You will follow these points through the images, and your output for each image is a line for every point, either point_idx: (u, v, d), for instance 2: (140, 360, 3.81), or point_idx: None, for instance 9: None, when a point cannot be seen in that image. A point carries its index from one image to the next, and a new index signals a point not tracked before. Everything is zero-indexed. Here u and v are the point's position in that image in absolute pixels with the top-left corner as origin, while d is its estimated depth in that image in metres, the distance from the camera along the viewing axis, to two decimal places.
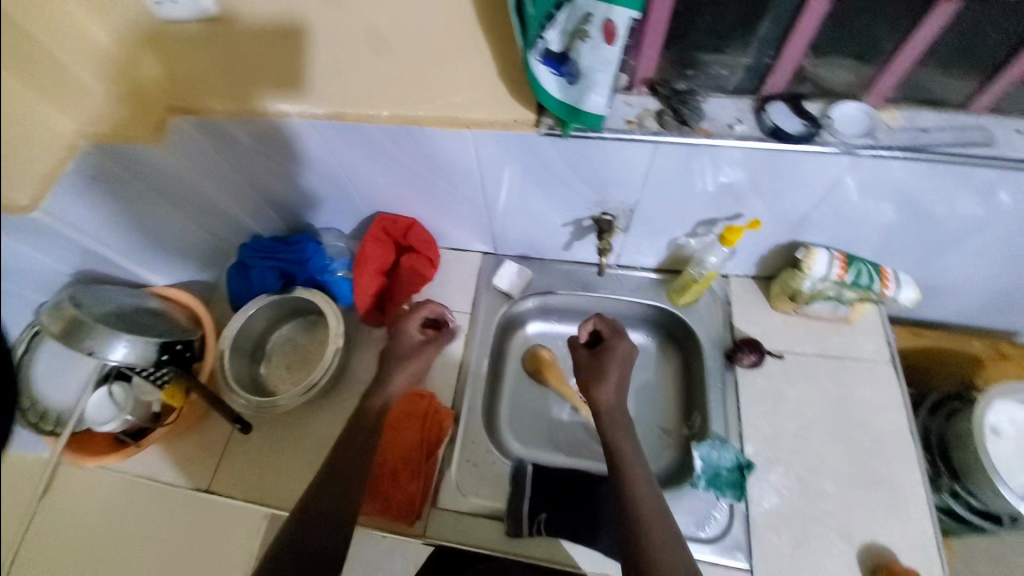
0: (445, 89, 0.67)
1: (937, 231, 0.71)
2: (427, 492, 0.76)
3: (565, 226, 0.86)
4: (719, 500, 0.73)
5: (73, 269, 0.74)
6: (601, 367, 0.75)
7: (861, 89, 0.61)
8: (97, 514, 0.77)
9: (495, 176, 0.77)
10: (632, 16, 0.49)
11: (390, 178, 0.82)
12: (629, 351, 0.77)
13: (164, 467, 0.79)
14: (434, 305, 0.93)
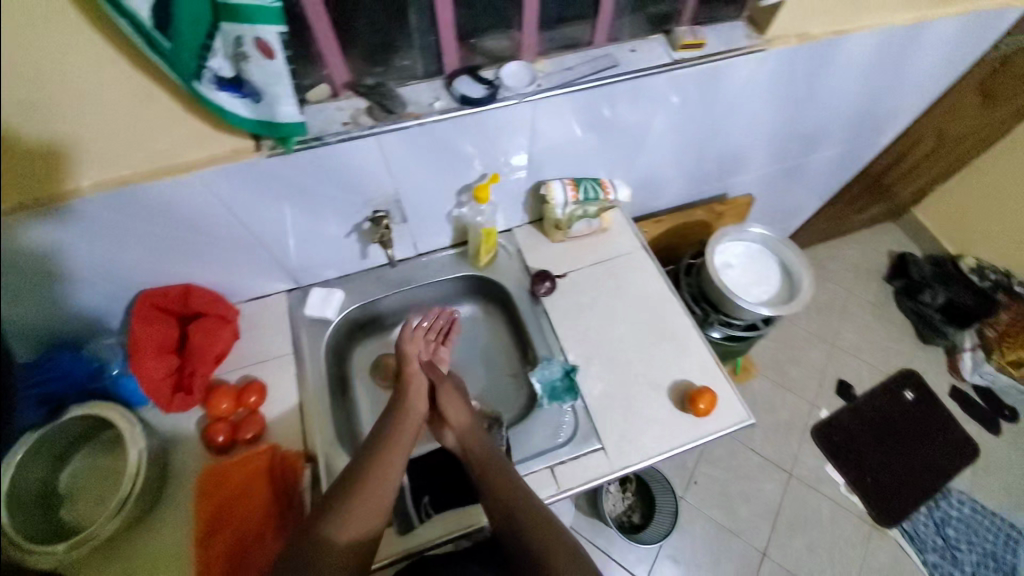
0: (149, 139, 0.65)
1: (626, 138, 0.92)
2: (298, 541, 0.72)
3: (350, 236, 0.89)
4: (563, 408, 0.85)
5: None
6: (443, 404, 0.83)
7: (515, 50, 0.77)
8: None
9: (250, 210, 0.77)
10: (278, 31, 0.54)
11: (139, 248, 0.76)
12: (459, 382, 0.87)
13: None
14: (251, 360, 0.88)
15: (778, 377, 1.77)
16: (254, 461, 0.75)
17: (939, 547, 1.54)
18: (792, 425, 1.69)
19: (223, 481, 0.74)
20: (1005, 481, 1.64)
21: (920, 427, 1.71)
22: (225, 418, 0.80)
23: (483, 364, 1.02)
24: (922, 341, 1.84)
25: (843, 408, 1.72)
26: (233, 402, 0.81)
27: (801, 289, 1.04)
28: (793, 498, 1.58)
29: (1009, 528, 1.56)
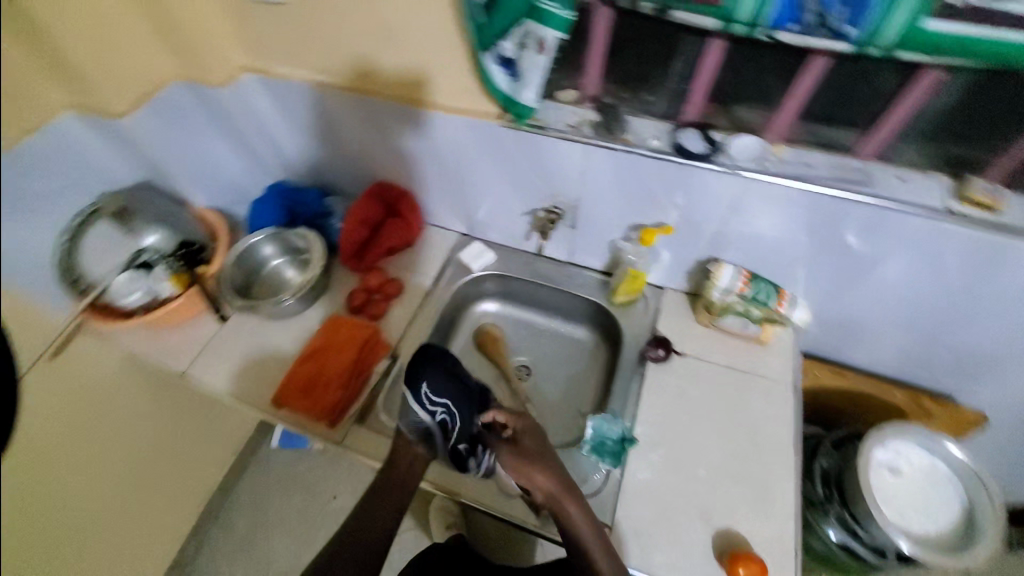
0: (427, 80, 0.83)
1: (838, 262, 0.80)
2: (350, 403, 0.88)
3: (524, 215, 0.99)
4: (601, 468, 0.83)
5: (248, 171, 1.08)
6: (527, 446, 0.78)
7: (761, 127, 0.74)
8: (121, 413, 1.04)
9: (466, 159, 0.92)
10: (559, 36, 0.65)
11: (391, 150, 0.98)
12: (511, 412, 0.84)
13: (173, 355, 0.95)
14: (406, 267, 1.07)
15: None
16: (362, 329, 0.94)
17: None
18: None
19: (336, 331, 0.95)
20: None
21: None
22: (367, 292, 1.00)
23: (566, 385, 1.03)
24: None
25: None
26: (377, 284, 1.01)
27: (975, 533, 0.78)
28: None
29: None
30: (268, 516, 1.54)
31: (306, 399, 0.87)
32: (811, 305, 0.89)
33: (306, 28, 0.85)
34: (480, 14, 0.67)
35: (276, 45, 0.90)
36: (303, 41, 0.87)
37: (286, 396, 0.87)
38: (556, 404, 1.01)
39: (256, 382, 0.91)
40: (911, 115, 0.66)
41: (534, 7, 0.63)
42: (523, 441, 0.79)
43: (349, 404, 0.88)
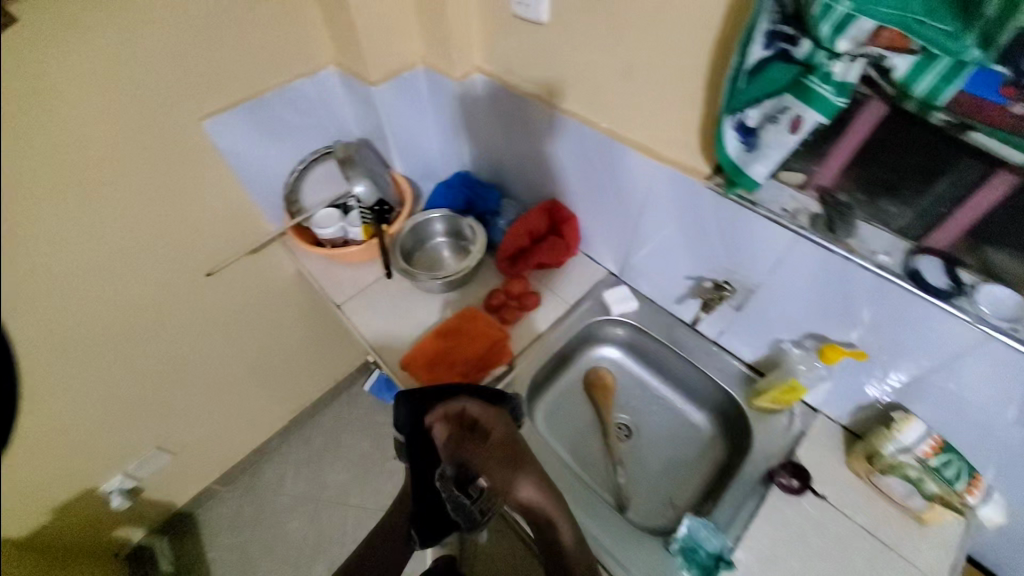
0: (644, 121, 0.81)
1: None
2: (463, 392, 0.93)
3: (687, 280, 0.93)
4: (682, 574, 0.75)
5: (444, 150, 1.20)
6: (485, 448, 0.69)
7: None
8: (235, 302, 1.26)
9: (652, 205, 0.88)
10: (820, 120, 0.59)
11: (578, 175, 0.99)
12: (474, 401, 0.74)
13: (336, 288, 1.10)
14: (547, 285, 1.07)
15: None
16: (496, 330, 0.99)
17: None
18: None
19: (473, 322, 1.01)
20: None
21: None
22: (506, 298, 1.03)
23: (662, 466, 0.93)
24: None
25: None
26: (518, 294, 1.03)
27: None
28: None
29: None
30: (341, 448, 1.74)
31: (427, 371, 0.95)
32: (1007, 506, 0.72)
33: (541, 52, 0.90)
34: (743, 80, 0.62)
35: (508, 59, 0.98)
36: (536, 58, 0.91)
37: (413, 361, 0.96)
38: (646, 482, 0.91)
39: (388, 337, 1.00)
40: None
41: (801, 85, 0.58)
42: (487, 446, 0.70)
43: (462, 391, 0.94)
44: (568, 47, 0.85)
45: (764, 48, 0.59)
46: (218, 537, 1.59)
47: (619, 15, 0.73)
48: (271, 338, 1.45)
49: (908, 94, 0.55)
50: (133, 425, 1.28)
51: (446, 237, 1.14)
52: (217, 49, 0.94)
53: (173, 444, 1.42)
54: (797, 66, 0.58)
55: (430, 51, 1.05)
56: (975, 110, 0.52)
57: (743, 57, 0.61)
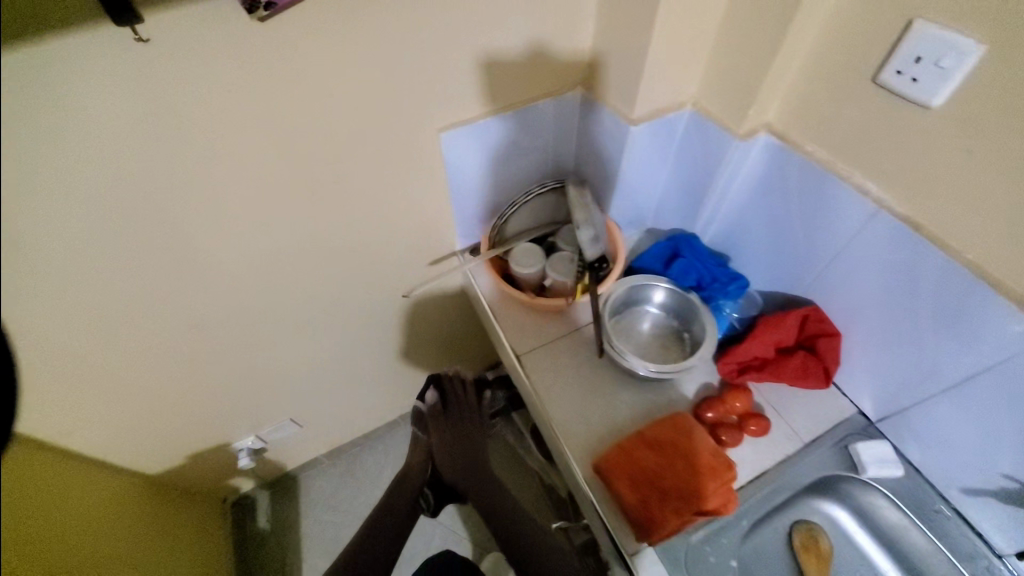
0: None
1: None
2: (669, 534, 0.72)
3: (1005, 481, 0.71)
4: None
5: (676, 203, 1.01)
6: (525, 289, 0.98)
7: None
8: (400, 307, 1.23)
9: (1001, 382, 0.65)
10: None
11: (876, 296, 0.76)
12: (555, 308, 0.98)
13: (514, 331, 0.98)
14: (782, 411, 0.85)
15: None
16: (719, 455, 0.76)
17: None
18: None
19: (691, 439, 0.78)
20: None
21: None
22: (730, 413, 0.82)
23: None
24: None
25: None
26: (746, 413, 0.83)
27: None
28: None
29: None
30: None
31: (628, 485, 0.75)
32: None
33: (898, 140, 0.67)
34: None
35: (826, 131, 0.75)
36: (880, 141, 0.69)
37: (611, 467, 0.77)
38: None
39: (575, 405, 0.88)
40: None
41: None
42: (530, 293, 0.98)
43: (668, 533, 0.72)
44: (958, 148, 0.61)
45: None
46: (315, 510, 1.62)
47: None
48: (416, 343, 1.39)
49: None
50: (278, 398, 1.29)
51: (656, 310, 0.98)
52: (478, 55, 0.81)
53: (303, 418, 1.44)
54: None
55: (709, 95, 0.85)
56: None
57: None
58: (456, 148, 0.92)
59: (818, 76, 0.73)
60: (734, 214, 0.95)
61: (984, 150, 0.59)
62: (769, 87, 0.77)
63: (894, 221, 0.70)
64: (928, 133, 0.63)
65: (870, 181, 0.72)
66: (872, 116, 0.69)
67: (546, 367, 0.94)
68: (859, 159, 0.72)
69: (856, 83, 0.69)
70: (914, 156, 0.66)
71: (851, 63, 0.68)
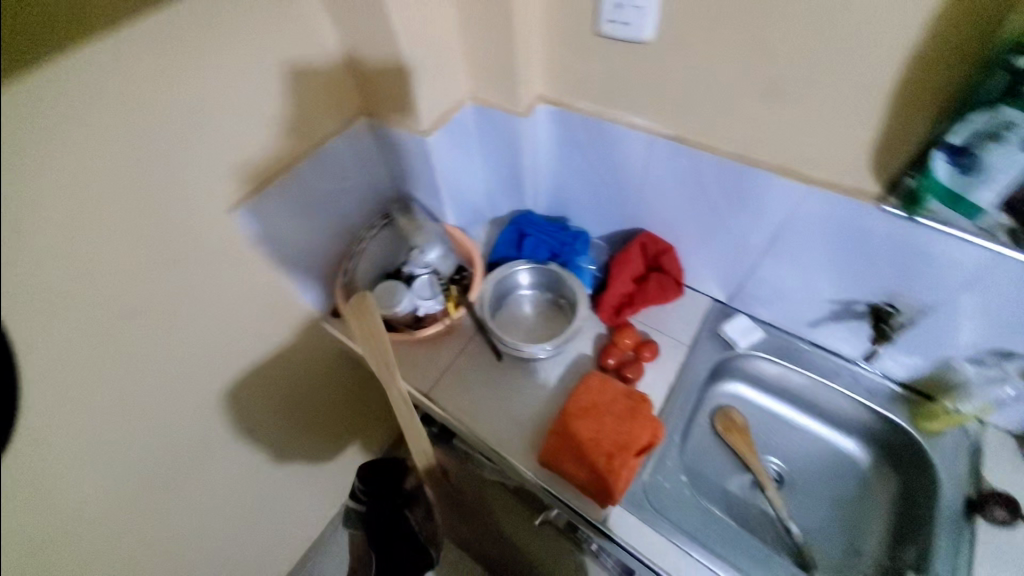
0: (791, 140, 0.70)
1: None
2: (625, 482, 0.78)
3: (830, 303, 0.85)
4: None
5: (501, 192, 1.05)
6: (395, 320, 0.95)
7: None
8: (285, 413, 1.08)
9: (789, 231, 0.80)
10: None
11: (682, 203, 0.88)
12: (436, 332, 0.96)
13: (411, 372, 0.94)
14: (661, 329, 0.96)
15: None
16: (633, 393, 0.85)
17: None
18: None
19: (607, 393, 0.85)
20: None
21: None
22: (625, 353, 0.91)
23: (830, 507, 0.88)
24: None
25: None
26: (637, 346, 0.92)
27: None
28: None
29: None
30: None
31: (577, 463, 0.79)
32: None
33: (639, 73, 0.76)
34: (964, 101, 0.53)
35: (586, 84, 0.83)
36: (626, 79, 0.79)
37: (556, 455, 0.81)
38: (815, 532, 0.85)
39: (501, 412, 0.89)
40: None
41: None
42: (400, 326, 0.96)
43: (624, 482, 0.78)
44: (682, 67, 0.72)
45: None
46: None
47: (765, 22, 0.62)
48: (322, 439, 1.24)
49: None
50: None
51: (527, 291, 1.02)
52: (232, 123, 0.73)
53: None
54: None
55: (481, 86, 0.88)
56: None
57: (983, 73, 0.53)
58: (265, 225, 0.83)
59: (558, 43, 0.81)
60: (551, 182, 1.02)
61: (698, 60, 0.70)
62: (525, 64, 0.83)
63: (668, 140, 0.80)
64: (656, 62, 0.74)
65: (636, 115, 0.82)
66: (610, 60, 0.78)
67: (454, 380, 0.93)
68: (620, 99, 0.82)
69: (586, 38, 0.78)
70: (655, 81, 0.76)
71: (576, 23, 0.77)
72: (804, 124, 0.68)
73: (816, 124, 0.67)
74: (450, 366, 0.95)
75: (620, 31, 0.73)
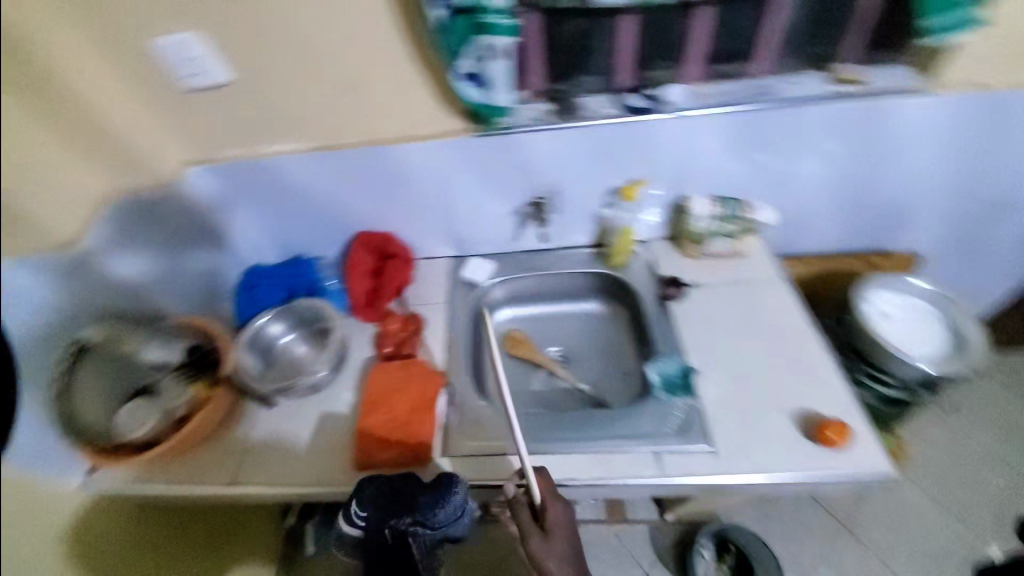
0: (388, 113, 0.91)
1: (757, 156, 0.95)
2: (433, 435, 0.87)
3: (510, 215, 1.06)
4: (675, 406, 0.87)
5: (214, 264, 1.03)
6: (143, 436, 0.79)
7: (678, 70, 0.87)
8: None
9: (443, 175, 0.99)
10: (509, 41, 0.76)
11: (363, 196, 1.02)
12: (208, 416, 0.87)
13: (199, 476, 0.86)
14: (416, 303, 1.08)
15: (941, 498, 1.58)
16: (412, 366, 0.94)
17: None
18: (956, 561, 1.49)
19: (390, 375, 0.93)
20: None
21: None
22: (394, 337, 0.99)
23: (602, 356, 1.09)
24: None
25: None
26: (401, 326, 1.01)
27: (971, 336, 0.95)
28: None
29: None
30: None
31: (388, 449, 0.84)
32: (784, 207, 1.04)
33: (248, 103, 0.90)
34: (444, 41, 0.76)
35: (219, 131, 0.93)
36: (243, 111, 0.91)
37: (367, 456, 0.83)
38: (599, 379, 1.05)
39: (310, 450, 0.88)
40: (781, 23, 0.82)
41: (485, 26, 0.74)
42: (157, 438, 0.82)
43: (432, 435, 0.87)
44: (272, 85, 0.88)
45: (435, 9, 0.73)
46: None
47: (296, 31, 0.82)
48: None
49: None
50: None
51: (286, 336, 1.03)
52: None
53: None
54: (466, 18, 0.74)
55: None
56: None
57: (439, 26, 0.75)
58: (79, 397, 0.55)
59: (170, 107, 0.90)
60: (255, 233, 1.07)
61: (278, 74, 0.86)
62: (150, 134, 0.89)
63: (312, 149, 0.95)
64: (256, 90, 0.88)
65: (275, 143, 0.95)
66: (220, 105, 0.90)
67: (254, 454, 0.88)
68: (254, 134, 0.94)
69: (193, 98, 0.89)
70: (261, 101, 0.90)
71: (171, 86, 0.87)
72: (398, 96, 0.89)
73: (392, 86, 0.88)
74: (242, 444, 0.89)
75: (204, 77, 0.86)
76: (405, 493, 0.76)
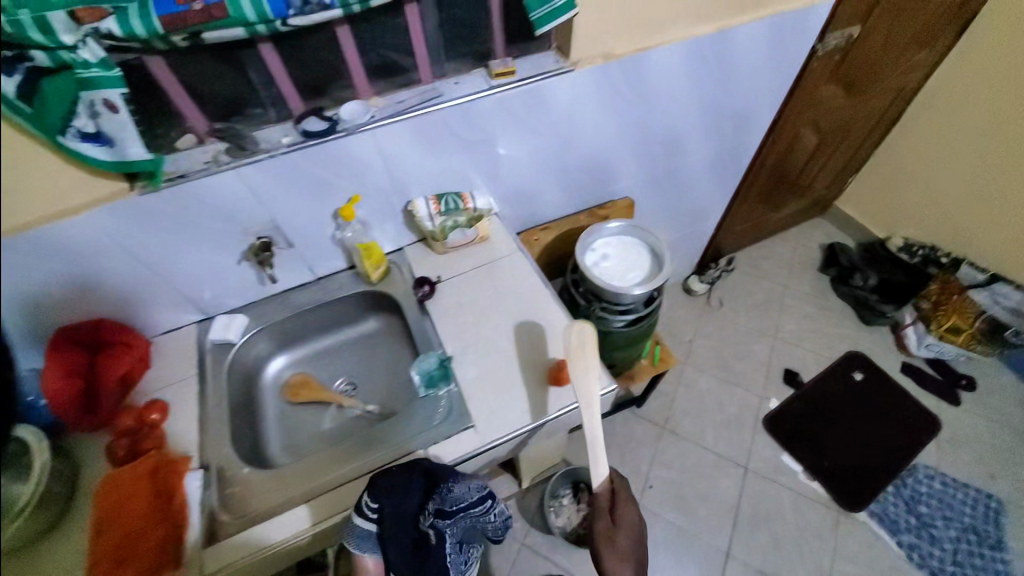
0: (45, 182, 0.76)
1: (454, 154, 1.05)
2: (179, 528, 0.82)
3: (242, 263, 1.02)
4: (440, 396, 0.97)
5: None
6: None
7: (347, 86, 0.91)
8: None
9: (138, 241, 0.89)
10: (121, 92, 0.70)
11: (41, 288, 0.87)
12: None
13: None
14: (166, 383, 1.00)
15: (724, 376, 2.01)
16: (139, 466, 0.85)
17: (913, 527, 1.68)
18: (743, 419, 1.90)
19: (119, 485, 0.83)
20: (975, 453, 1.82)
21: (859, 417, 1.92)
22: (128, 435, 0.91)
23: (387, 368, 1.14)
24: (867, 323, 2.13)
25: (792, 400, 1.95)
26: (136, 421, 0.92)
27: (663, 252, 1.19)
28: (751, 494, 1.74)
29: (985, 497, 1.71)
30: None
31: (127, 567, 0.77)
32: (500, 188, 1.20)
33: None
34: (25, 105, 0.65)
35: None
36: None
37: None
38: (387, 391, 1.11)
39: None
40: (420, 29, 0.89)
41: (81, 81, 0.67)
42: None
43: (178, 530, 0.82)
44: None
45: (9, 76, 0.63)
46: None
47: None
48: None
49: (148, 40, 0.69)
50: None
51: None
52: None
53: None
54: (57, 76, 0.66)
55: None
56: (186, 21, 0.68)
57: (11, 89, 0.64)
58: None
59: None
60: None
61: None
62: None
63: None
64: None
65: None
66: None
67: None
68: None
69: None
70: None
71: None
72: (31, 173, 0.74)
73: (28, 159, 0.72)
74: None
75: None
76: (419, 488, 0.80)
